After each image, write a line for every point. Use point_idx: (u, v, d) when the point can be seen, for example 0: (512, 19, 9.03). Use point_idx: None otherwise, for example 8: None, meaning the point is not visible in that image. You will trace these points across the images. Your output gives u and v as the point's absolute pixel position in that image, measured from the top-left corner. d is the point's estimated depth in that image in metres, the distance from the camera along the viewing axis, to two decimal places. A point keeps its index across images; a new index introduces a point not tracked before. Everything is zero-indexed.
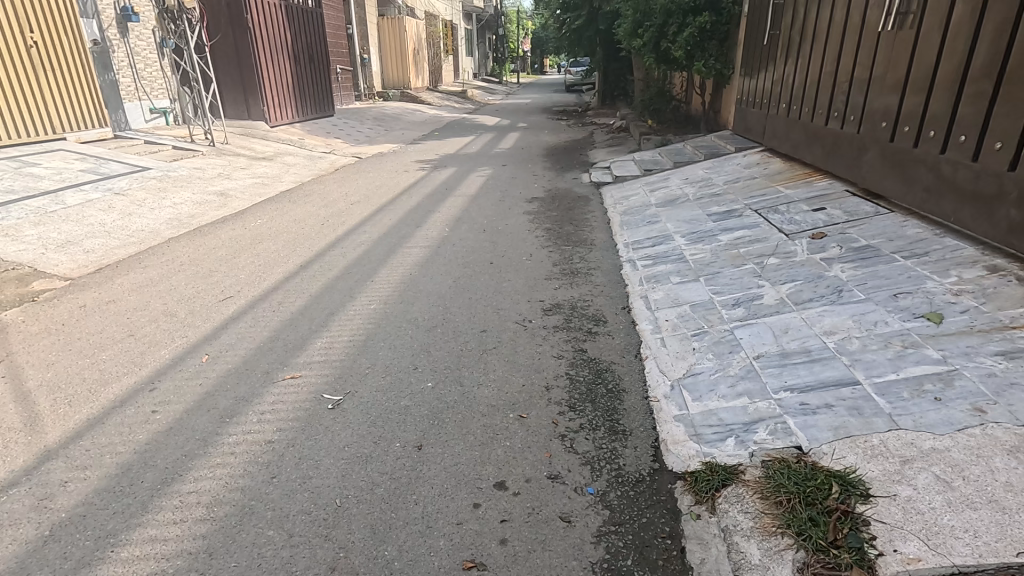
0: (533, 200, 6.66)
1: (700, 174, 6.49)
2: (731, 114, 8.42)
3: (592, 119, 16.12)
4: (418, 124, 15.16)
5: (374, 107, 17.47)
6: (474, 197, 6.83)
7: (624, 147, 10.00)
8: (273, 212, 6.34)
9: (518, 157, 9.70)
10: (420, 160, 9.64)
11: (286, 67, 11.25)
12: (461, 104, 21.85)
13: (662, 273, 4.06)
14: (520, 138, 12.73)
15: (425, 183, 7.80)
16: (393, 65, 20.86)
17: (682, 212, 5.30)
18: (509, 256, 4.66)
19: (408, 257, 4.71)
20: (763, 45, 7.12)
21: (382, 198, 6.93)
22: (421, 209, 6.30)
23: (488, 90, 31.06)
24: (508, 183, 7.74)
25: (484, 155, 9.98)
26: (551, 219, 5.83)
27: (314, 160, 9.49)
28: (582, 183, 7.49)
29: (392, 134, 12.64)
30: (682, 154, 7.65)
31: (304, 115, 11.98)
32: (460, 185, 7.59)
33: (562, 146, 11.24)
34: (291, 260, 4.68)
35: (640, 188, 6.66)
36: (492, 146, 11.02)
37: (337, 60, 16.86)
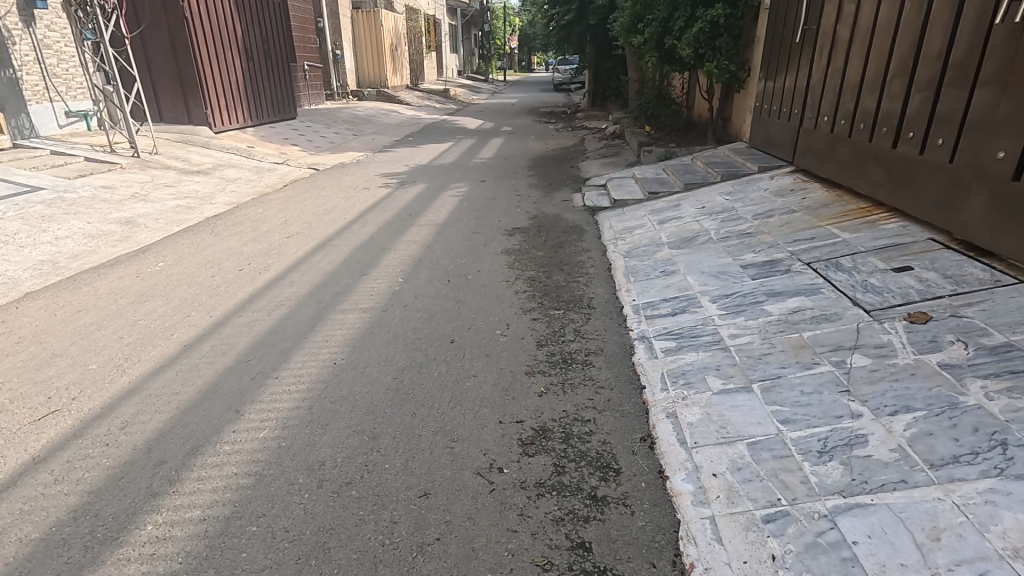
0: (514, 231, 5.42)
1: (720, 202, 5.27)
2: (747, 124, 7.21)
3: (583, 123, 14.89)
4: (392, 127, 13.82)
5: (346, 107, 16.08)
6: (440, 227, 5.57)
7: (620, 158, 8.80)
8: (187, 246, 5.05)
9: (499, 170, 8.43)
10: (386, 173, 8.36)
11: (235, 64, 9.82)
12: (442, 104, 20.47)
13: (695, 371, 2.82)
14: (503, 145, 11.47)
15: (385, 205, 6.52)
16: (369, 62, 19.43)
17: (707, 260, 4.08)
18: (477, 331, 3.38)
19: (340, 329, 3.44)
20: (792, 43, 5.91)
21: (329, 226, 5.64)
22: (373, 244, 5.03)
23: (472, 89, 29.66)
24: (485, 205, 6.47)
25: (461, 167, 8.71)
26: (536, 262, 4.58)
27: (261, 173, 8.16)
28: (574, 207, 6.26)
29: (360, 140, 11.31)
30: (692, 172, 6.44)
31: (259, 118, 10.59)
32: (427, 208, 6.33)
33: (549, 155, 10.01)
34: (176, 332, 3.41)
35: (647, 217, 5.43)
36: (471, 156, 9.76)
37: (304, 56, 15.43)
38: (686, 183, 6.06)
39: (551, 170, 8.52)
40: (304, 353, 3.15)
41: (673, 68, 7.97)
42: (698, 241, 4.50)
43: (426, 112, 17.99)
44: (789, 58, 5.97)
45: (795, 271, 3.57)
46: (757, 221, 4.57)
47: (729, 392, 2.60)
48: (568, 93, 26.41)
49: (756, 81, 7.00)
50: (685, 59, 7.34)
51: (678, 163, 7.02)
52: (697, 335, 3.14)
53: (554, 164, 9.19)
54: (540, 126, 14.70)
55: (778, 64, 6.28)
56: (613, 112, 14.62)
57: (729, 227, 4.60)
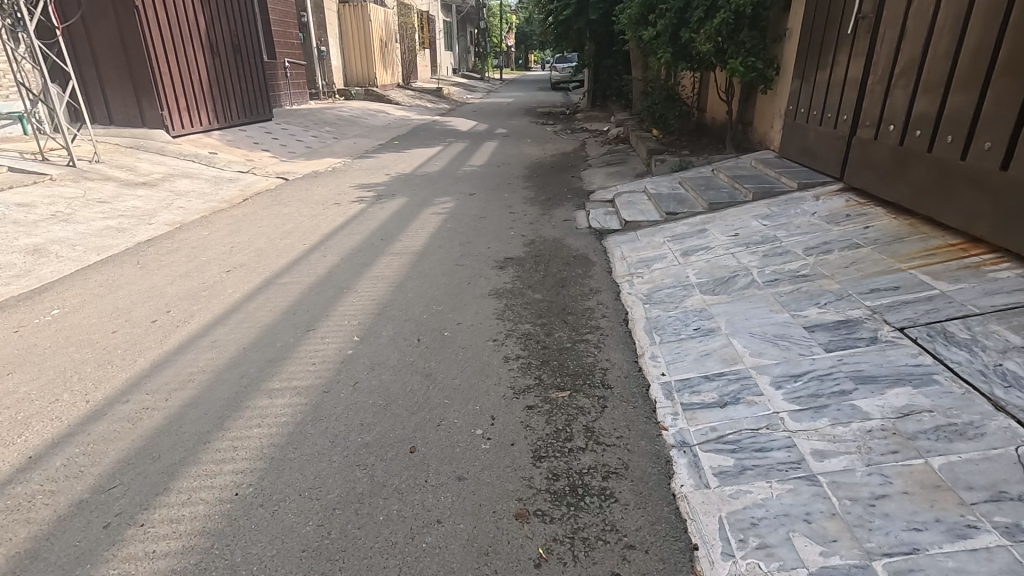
0: (506, 262, 4.45)
1: (759, 230, 4.32)
2: (777, 130, 6.25)
3: (583, 125, 13.94)
4: (377, 129, 12.82)
5: (330, 107, 15.08)
6: (417, 257, 4.59)
7: (628, 167, 7.83)
8: (99, 284, 4.08)
9: (491, 181, 7.47)
10: (363, 183, 7.39)
11: (197, 59, 8.82)
12: (434, 105, 19.46)
13: (772, 521, 1.85)
14: (496, 150, 10.52)
15: (355, 225, 5.55)
16: (357, 59, 18.43)
17: (756, 317, 3.13)
18: (449, 431, 2.42)
19: (260, 427, 2.47)
20: (839, 34, 4.94)
21: (282, 255, 4.66)
22: (329, 282, 4.05)
23: (467, 88, 28.65)
24: (473, 225, 5.50)
25: (448, 177, 7.73)
26: (534, 309, 3.62)
27: (220, 183, 7.18)
28: (577, 229, 5.29)
29: (339, 145, 10.33)
30: (717, 188, 5.47)
31: (226, 120, 9.60)
32: (404, 230, 5.36)
33: (547, 162, 9.04)
34: (27, 429, 2.44)
35: (668, 246, 4.49)
36: (461, 163, 8.81)
37: (285, 52, 14.43)
38: (710, 202, 5.09)
39: (550, 181, 7.56)
40: (201, 468, 2.20)
41: (689, 65, 7.00)
42: (738, 285, 3.55)
43: (417, 113, 16.99)
44: (835, 50, 4.98)
45: (886, 341, 2.61)
46: (811, 259, 3.62)
47: (836, 574, 1.63)
48: (567, 93, 25.45)
49: (789, 81, 5.99)
50: (705, 56, 6.34)
51: (698, 176, 6.07)
52: (763, 448, 2.18)
53: (553, 172, 8.20)
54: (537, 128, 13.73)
55: (818, 59, 5.29)
56: (614, 113, 13.66)
57: (776, 267, 3.64)
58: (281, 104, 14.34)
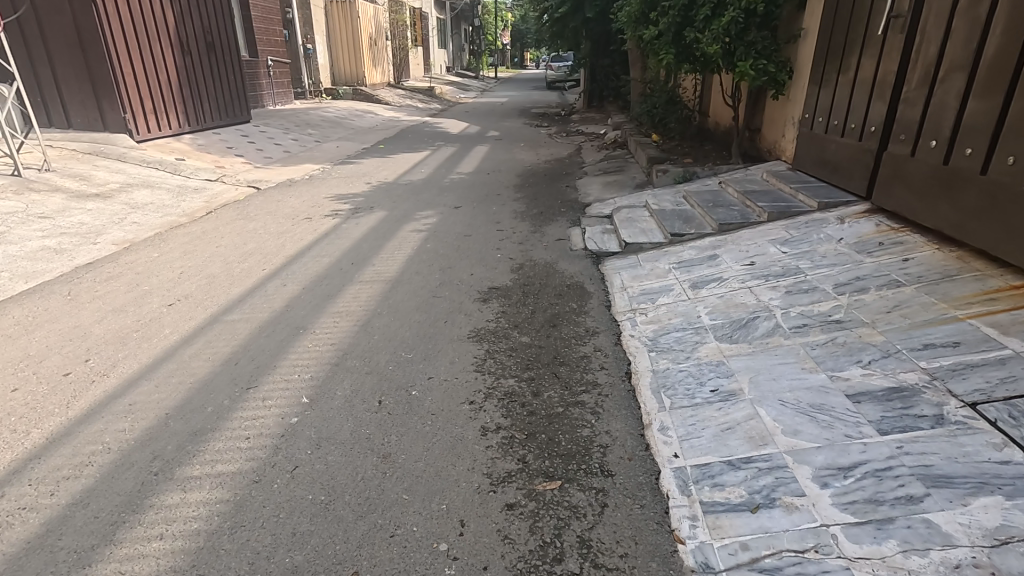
0: (490, 294, 3.91)
1: (778, 259, 3.79)
2: (790, 139, 5.73)
3: (579, 127, 13.41)
4: (363, 131, 12.24)
5: (315, 108, 14.48)
6: (389, 286, 4.04)
7: (626, 176, 7.29)
8: (16, 321, 3.50)
9: (479, 192, 6.92)
10: (340, 193, 6.83)
11: (166, 58, 8.24)
12: (425, 105, 18.87)
13: None
14: (487, 155, 9.97)
15: (326, 244, 5.00)
16: (345, 57, 17.83)
17: (785, 378, 2.59)
18: (404, 548, 1.89)
19: (162, 540, 1.92)
20: (865, 35, 4.42)
21: (236, 283, 4.11)
22: (284, 321, 3.50)
23: (460, 87, 28.06)
24: (455, 245, 4.95)
25: (433, 187, 7.19)
26: (520, 359, 3.07)
27: (183, 193, 6.60)
28: (571, 251, 4.75)
29: (320, 149, 9.76)
30: (726, 205, 4.94)
31: (198, 122, 9.01)
32: (379, 251, 4.81)
33: (540, 169, 8.50)
34: None
35: (674, 276, 3.95)
36: (448, 170, 8.26)
37: (268, 50, 13.83)
38: (720, 222, 4.56)
39: (543, 191, 7.01)
40: None
41: (693, 67, 6.47)
42: (760, 331, 3.01)
43: (406, 113, 16.42)
44: (861, 52, 4.45)
45: (957, 422, 2.08)
46: (845, 300, 3.08)
47: None
48: (562, 93, 24.91)
49: (804, 86, 5.46)
50: (712, 57, 5.80)
51: (704, 190, 5.53)
52: None
53: (547, 181, 7.67)
54: (531, 130, 13.19)
55: (840, 62, 4.75)
56: (611, 116, 13.14)
57: (804, 309, 3.11)
58: (264, 105, 13.74)
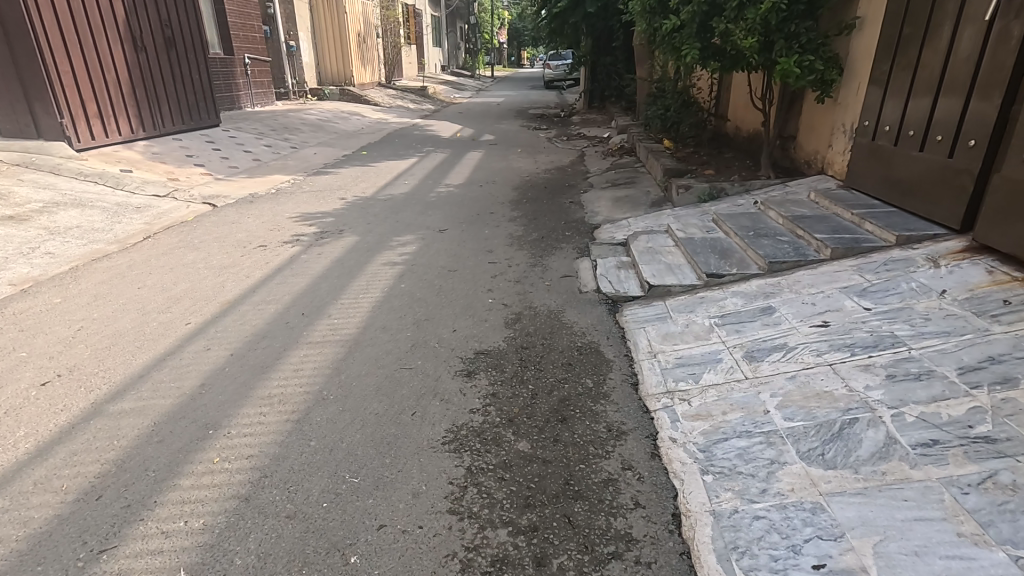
0: (477, 365, 2.95)
1: (860, 320, 2.84)
2: (841, 150, 4.79)
3: (580, 130, 12.46)
4: (346, 136, 11.28)
5: (297, 109, 13.49)
6: (345, 352, 3.07)
7: (639, 191, 6.33)
8: None
9: (470, 210, 5.96)
10: (307, 212, 5.86)
11: (114, 55, 7.24)
12: (417, 105, 17.86)
13: None
14: (480, 163, 9.01)
15: (275, 282, 4.03)
16: (331, 55, 16.82)
17: (936, 553, 1.63)
18: None
19: None
20: (958, 24, 3.45)
21: (144, 347, 3.13)
22: (189, 416, 2.52)
23: (455, 87, 27.11)
24: (437, 285, 3.98)
25: (416, 204, 6.23)
26: (516, 487, 2.11)
27: (122, 212, 5.62)
28: (581, 295, 3.79)
29: (295, 157, 8.78)
30: (772, 235, 3.98)
31: (155, 127, 8.03)
32: (341, 294, 3.85)
33: (540, 180, 7.54)
34: None
35: (719, 341, 2.99)
36: (436, 182, 7.30)
37: (244, 47, 12.83)
38: (770, 259, 3.60)
39: (544, 209, 6.04)
40: None
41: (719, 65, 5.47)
42: (866, 450, 2.06)
43: (396, 115, 15.43)
44: (953, 43, 3.49)
45: None
46: (987, 398, 2.13)
47: None
48: (561, 92, 23.94)
49: (862, 87, 4.49)
50: (746, 53, 4.82)
51: (740, 214, 4.58)
52: None
53: (549, 195, 6.71)
54: (528, 134, 12.23)
55: (917, 57, 3.79)
56: (615, 118, 12.18)
57: (925, 411, 2.16)
58: (240, 106, 12.73)
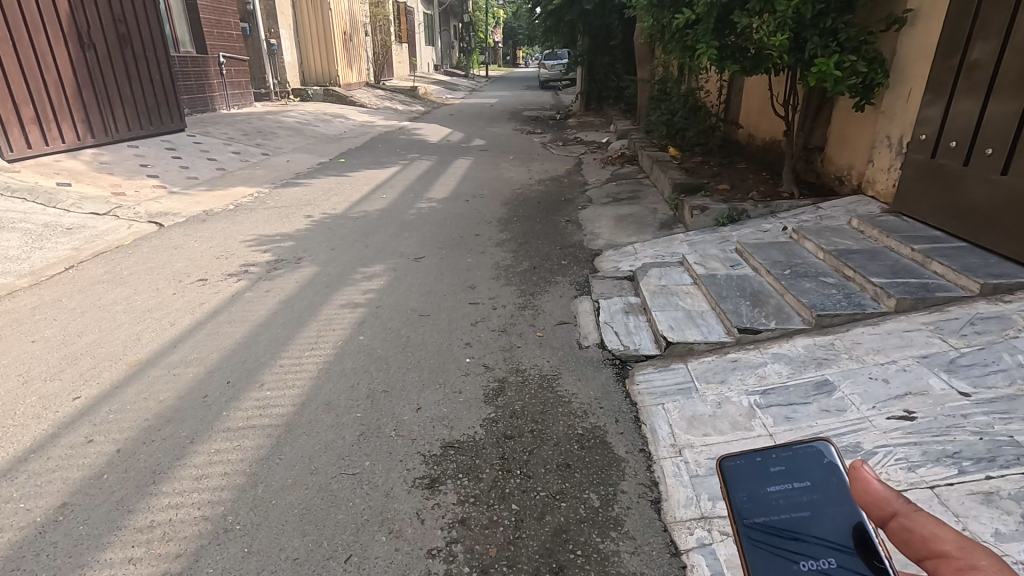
0: (444, 468, 2.22)
1: (959, 411, 2.10)
2: (886, 168, 4.08)
3: (577, 134, 11.75)
4: (326, 141, 10.52)
5: (277, 111, 12.72)
6: (270, 447, 2.33)
7: (645, 209, 5.59)
8: None
9: (452, 232, 5.21)
10: (265, 234, 5.11)
11: (56, 54, 6.49)
12: (406, 107, 17.08)
13: None
14: (468, 171, 8.27)
15: (204, 332, 3.28)
16: (315, 54, 16.02)
17: None
18: None
19: None
20: None
21: (4, 438, 2.37)
22: (24, 567, 1.76)
23: (448, 87, 26.31)
24: (403, 336, 3.25)
25: (392, 224, 5.48)
26: None
27: (48, 234, 4.85)
28: (581, 353, 3.06)
29: (265, 166, 8.02)
30: (815, 276, 3.25)
31: (108, 133, 7.27)
32: (282, 350, 3.10)
33: (533, 193, 6.79)
34: None
35: (764, 434, 2.26)
36: (417, 196, 6.54)
37: (219, 45, 12.04)
38: (818, 310, 2.87)
39: (537, 229, 5.30)
40: None
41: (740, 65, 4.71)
42: None
43: (383, 117, 14.65)
44: None
45: None
46: None
47: None
48: (557, 93, 23.18)
49: (916, 94, 3.77)
50: (775, 53, 4.08)
51: (768, 245, 3.85)
52: None
53: (543, 212, 5.96)
54: (522, 138, 11.51)
55: (999, 60, 3.07)
56: (615, 122, 11.44)
57: None
58: (214, 108, 11.93)
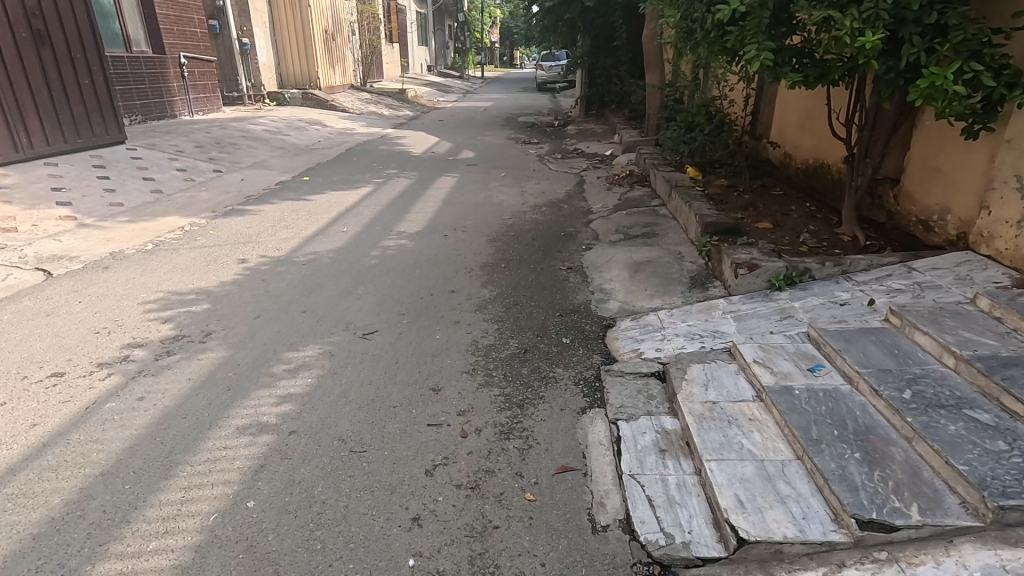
0: None
1: None
2: (1013, 222, 2.99)
3: (578, 145, 10.62)
4: (295, 153, 9.35)
5: (246, 118, 11.54)
6: None
7: (667, 255, 4.42)
8: None
9: (419, 288, 4.02)
10: (177, 290, 3.93)
11: None
12: (392, 111, 15.88)
13: None
14: (452, 192, 7.12)
15: (3, 495, 2.09)
16: (294, 54, 14.84)
17: None
18: None
19: None
20: None
21: None
22: None
23: (440, 89, 25.09)
24: (314, 508, 2.06)
25: (345, 273, 4.30)
26: None
27: None
28: (597, 547, 1.89)
29: (212, 186, 6.84)
30: (957, 408, 2.10)
31: (14, 148, 6.11)
32: (116, 537, 1.93)
33: (527, 224, 5.62)
34: None
35: None
36: (385, 231, 5.36)
37: (179, 44, 10.84)
38: (995, 495, 1.72)
39: (530, 283, 4.12)
40: None
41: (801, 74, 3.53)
42: None
43: (366, 123, 13.46)
44: None
45: None
46: None
47: None
48: (555, 96, 21.99)
49: None
50: (866, 57, 2.91)
51: (860, 335, 2.69)
52: None
53: (539, 254, 4.79)
54: (516, 149, 10.37)
55: None
56: (620, 132, 10.28)
57: None
58: (173, 114, 10.73)
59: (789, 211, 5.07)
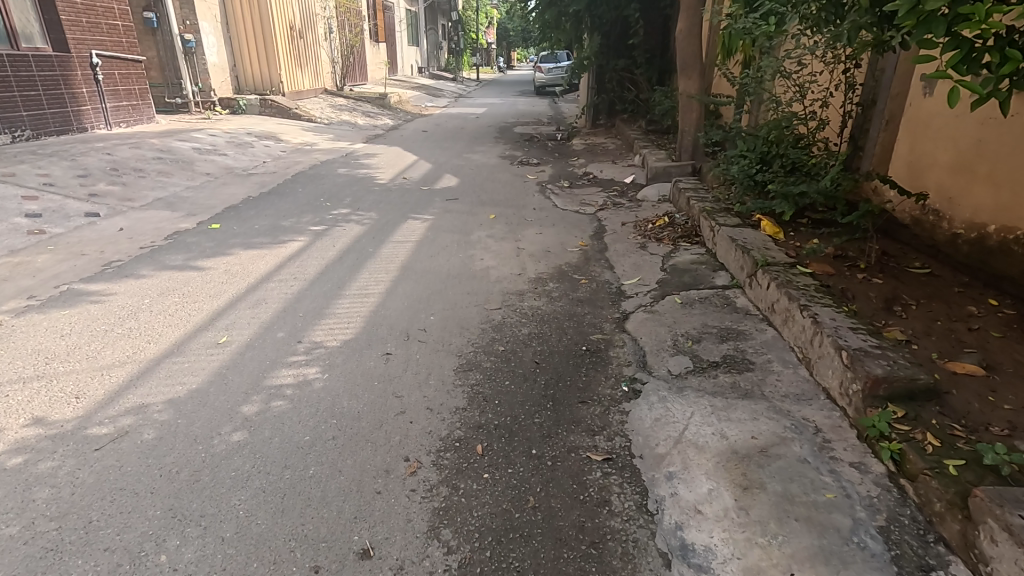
0: None
1: None
2: None
3: (589, 167, 8.54)
4: (224, 180, 7.22)
5: (178, 130, 9.39)
6: None
7: (795, 437, 2.30)
8: None
9: (290, 549, 1.88)
10: None
11: None
12: (369, 119, 13.74)
13: None
14: (419, 246, 5.01)
15: None
16: (252, 53, 12.71)
17: None
18: None
19: None
20: None
21: None
22: None
23: (430, 92, 22.92)
24: None
25: (161, 482, 2.16)
26: None
27: None
28: None
29: (67, 242, 4.70)
30: None
31: None
32: None
33: (524, 324, 3.51)
34: None
35: None
36: (289, 345, 3.22)
37: (91, 39, 8.69)
38: None
39: (528, 525, 1.99)
40: None
41: None
42: None
43: (333, 135, 11.33)
44: None
45: None
46: None
47: None
48: (555, 101, 19.94)
49: None
50: None
51: None
52: None
53: (544, 411, 2.64)
54: (511, 173, 8.29)
55: None
56: (641, 152, 8.17)
57: None
58: (82, 127, 8.57)
59: (971, 318, 2.99)
